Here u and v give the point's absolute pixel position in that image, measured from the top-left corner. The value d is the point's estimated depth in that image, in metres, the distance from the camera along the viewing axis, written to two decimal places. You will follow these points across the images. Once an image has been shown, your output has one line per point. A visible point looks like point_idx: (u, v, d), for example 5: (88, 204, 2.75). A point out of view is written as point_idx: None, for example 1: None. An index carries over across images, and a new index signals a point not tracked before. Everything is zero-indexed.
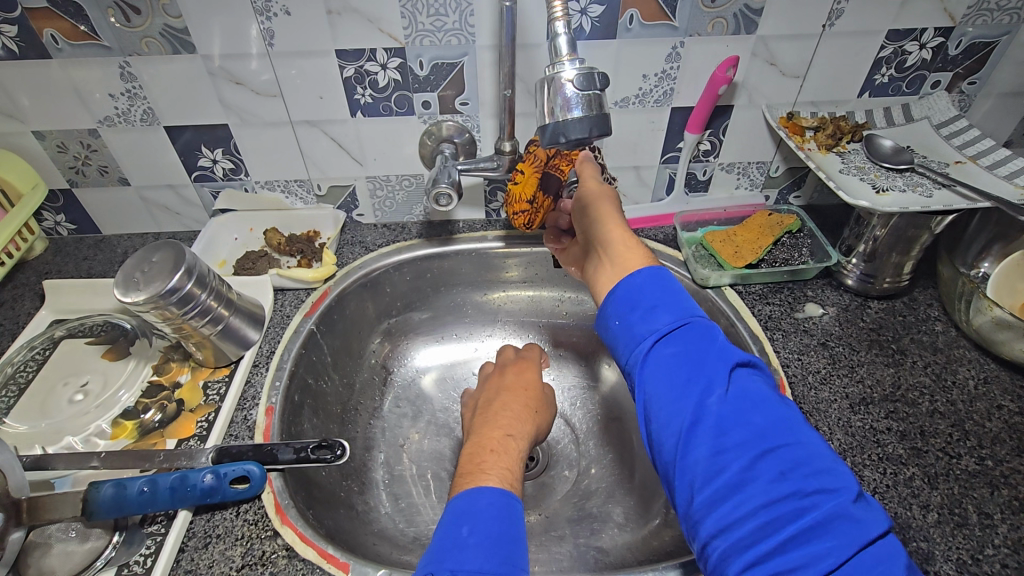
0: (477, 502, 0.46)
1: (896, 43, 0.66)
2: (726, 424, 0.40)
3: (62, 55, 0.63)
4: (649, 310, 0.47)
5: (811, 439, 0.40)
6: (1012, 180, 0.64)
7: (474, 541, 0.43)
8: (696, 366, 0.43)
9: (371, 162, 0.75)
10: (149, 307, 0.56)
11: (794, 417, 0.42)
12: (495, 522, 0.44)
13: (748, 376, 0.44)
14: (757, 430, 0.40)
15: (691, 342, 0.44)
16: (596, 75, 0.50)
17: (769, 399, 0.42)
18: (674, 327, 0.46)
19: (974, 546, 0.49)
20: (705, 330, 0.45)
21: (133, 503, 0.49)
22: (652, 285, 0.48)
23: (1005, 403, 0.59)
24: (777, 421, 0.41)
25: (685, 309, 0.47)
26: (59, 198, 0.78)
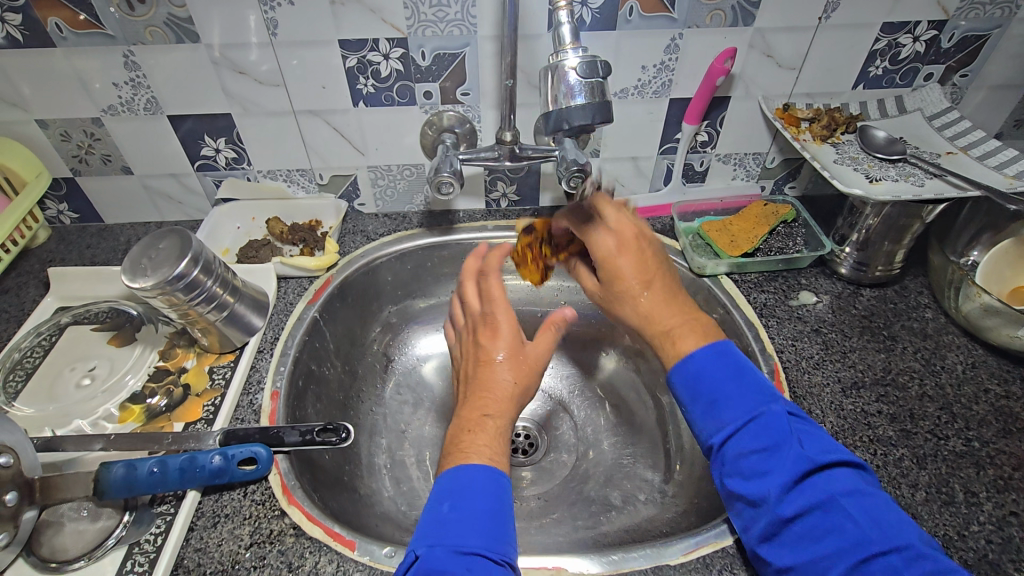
0: (462, 479, 0.47)
1: (890, 36, 0.67)
2: (817, 530, 0.41)
3: (66, 44, 0.64)
4: (715, 405, 0.49)
5: (907, 536, 0.40)
6: (1002, 170, 0.66)
7: (455, 517, 0.45)
8: (773, 466, 0.44)
9: (372, 151, 0.76)
10: (157, 293, 0.56)
11: (887, 513, 0.42)
12: (483, 498, 0.46)
13: (832, 471, 0.44)
14: (852, 537, 0.40)
15: (763, 438, 0.46)
16: (598, 63, 0.51)
17: (859, 497, 0.42)
18: (746, 422, 0.47)
19: (960, 522, 0.51)
20: (775, 421, 0.47)
21: (143, 484, 0.50)
22: (715, 372, 0.50)
23: (992, 387, 0.61)
24: (872, 524, 0.41)
25: (754, 399, 0.48)
26: (63, 186, 0.79)
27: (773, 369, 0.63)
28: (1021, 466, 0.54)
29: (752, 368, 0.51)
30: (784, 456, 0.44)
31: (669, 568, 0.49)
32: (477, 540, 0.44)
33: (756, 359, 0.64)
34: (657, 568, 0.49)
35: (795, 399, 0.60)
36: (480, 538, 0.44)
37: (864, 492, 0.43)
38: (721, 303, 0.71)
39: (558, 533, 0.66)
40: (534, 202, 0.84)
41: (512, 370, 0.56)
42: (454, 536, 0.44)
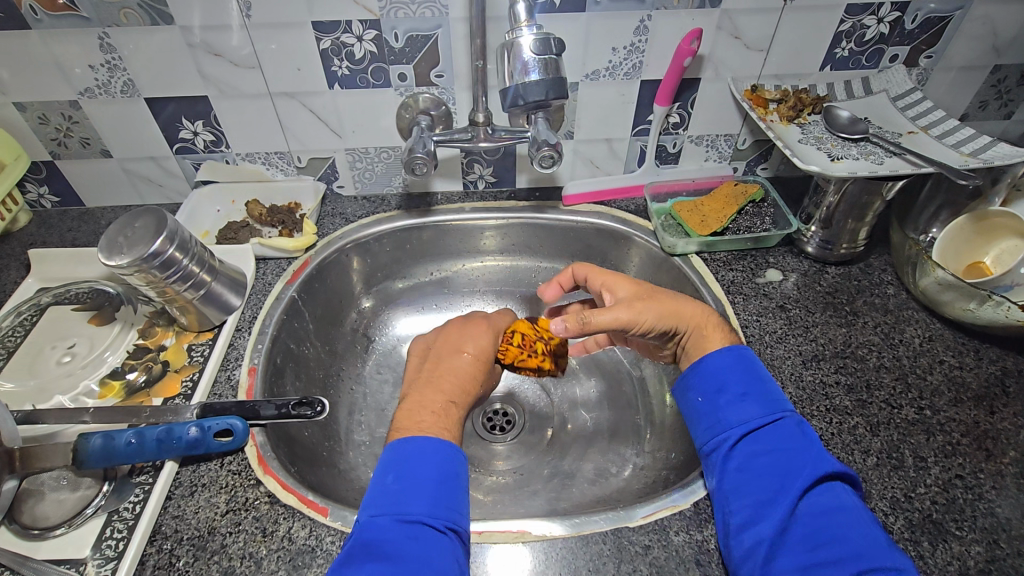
0: (404, 450, 0.49)
1: (855, 18, 0.68)
2: (818, 536, 0.43)
3: (41, 26, 0.64)
4: (739, 403, 0.52)
5: (904, 559, 0.42)
6: (959, 148, 0.68)
7: (395, 484, 0.47)
8: (786, 469, 0.47)
9: (350, 134, 0.77)
10: (133, 270, 0.58)
11: (886, 537, 0.43)
12: (428, 469, 0.48)
13: (842, 486, 0.47)
14: (850, 547, 0.42)
15: (782, 443, 0.49)
16: (551, 41, 0.57)
17: (862, 516, 0.44)
18: (765, 425, 0.51)
19: (907, 485, 0.53)
20: (792, 430, 0.50)
21: (121, 454, 0.51)
22: (737, 374, 0.54)
23: (947, 358, 0.63)
24: (872, 541, 0.42)
25: (776, 407, 0.52)
26: (42, 169, 0.79)
27: None
28: (968, 432, 0.57)
29: (776, 385, 0.55)
30: (799, 462, 0.48)
31: (630, 530, 0.51)
32: (418, 508, 0.46)
33: None
34: (618, 529, 0.52)
35: None
36: (421, 505, 0.46)
37: (867, 513, 0.45)
38: (691, 281, 0.73)
39: (531, 504, 0.68)
40: (511, 184, 0.85)
41: (473, 355, 0.62)
42: (396, 504, 0.46)
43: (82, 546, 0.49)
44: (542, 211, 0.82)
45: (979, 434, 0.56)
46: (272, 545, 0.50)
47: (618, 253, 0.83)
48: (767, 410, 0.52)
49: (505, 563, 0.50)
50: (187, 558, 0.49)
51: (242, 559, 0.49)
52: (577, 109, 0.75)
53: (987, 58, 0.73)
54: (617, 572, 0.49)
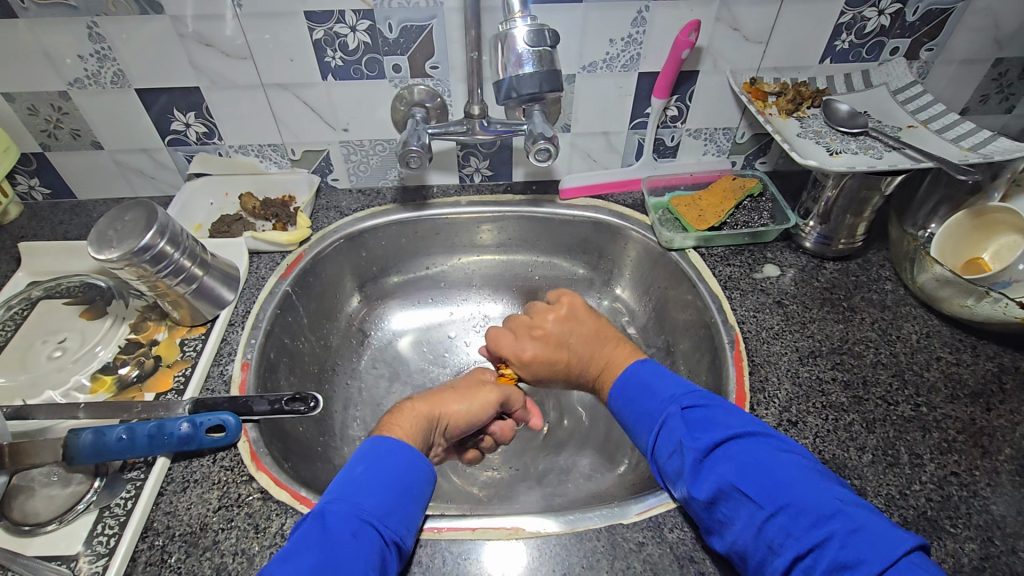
0: (378, 446, 0.50)
1: (856, 9, 0.67)
2: (727, 514, 0.44)
3: (28, 15, 0.63)
4: (633, 423, 0.54)
5: (795, 493, 0.42)
6: (959, 143, 0.67)
7: (362, 480, 0.47)
8: (679, 466, 0.48)
9: (344, 126, 0.76)
10: (123, 264, 0.57)
11: (776, 478, 0.43)
12: (394, 470, 0.48)
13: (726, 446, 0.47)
14: (751, 509, 0.43)
15: (668, 440, 0.50)
16: (545, 32, 0.56)
17: (748, 470, 0.44)
18: (654, 431, 0.52)
19: (902, 482, 0.53)
20: (673, 421, 0.50)
21: (112, 450, 0.51)
22: (622, 384, 0.56)
23: (944, 355, 0.63)
24: (763, 489, 0.43)
25: (656, 408, 0.53)
26: (33, 161, 0.78)
27: (733, 339, 0.65)
28: (964, 429, 0.56)
29: (661, 378, 0.55)
30: (684, 453, 0.48)
31: (624, 527, 0.51)
32: (373, 506, 0.45)
33: (718, 329, 0.66)
34: (612, 526, 0.51)
35: (753, 367, 0.62)
36: (374, 504, 0.46)
37: (759, 456, 0.45)
38: (687, 276, 0.73)
39: (527, 500, 0.68)
40: (508, 177, 0.84)
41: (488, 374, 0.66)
42: (355, 496, 0.46)
43: (73, 542, 0.49)
44: (538, 205, 0.82)
45: (975, 431, 0.56)
46: (264, 541, 0.50)
47: (615, 248, 0.82)
48: (651, 414, 0.53)
49: (499, 560, 0.50)
50: (179, 554, 0.49)
51: (234, 556, 0.49)
52: (574, 102, 0.74)
53: (988, 51, 0.72)
54: (611, 569, 0.49)
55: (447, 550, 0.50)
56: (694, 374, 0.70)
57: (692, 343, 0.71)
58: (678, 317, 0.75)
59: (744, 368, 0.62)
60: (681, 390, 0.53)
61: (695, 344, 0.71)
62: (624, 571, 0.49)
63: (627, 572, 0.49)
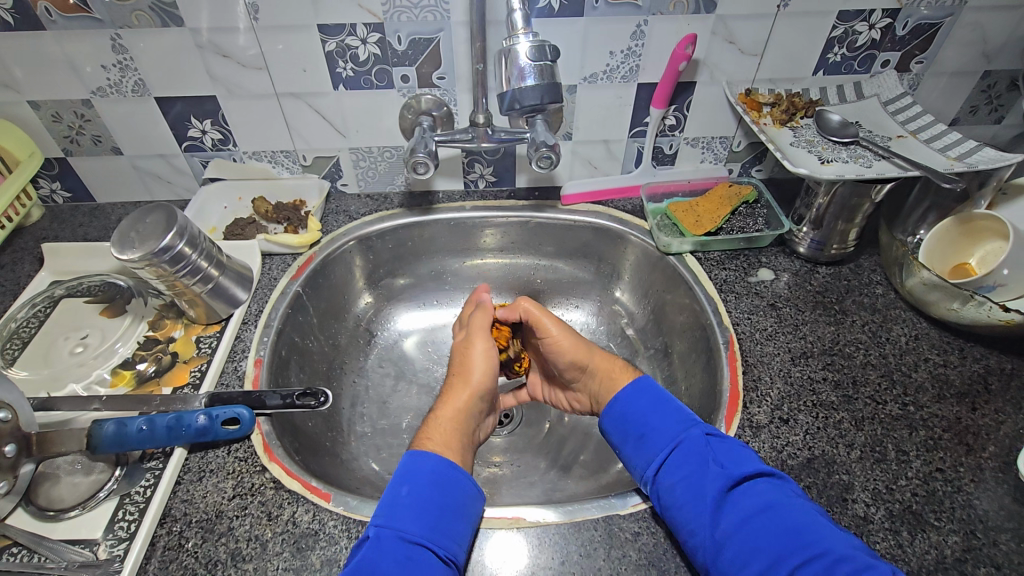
0: (417, 465, 0.52)
1: (847, 24, 0.70)
2: (743, 552, 0.45)
3: (55, 27, 0.66)
4: (643, 443, 0.55)
5: (827, 538, 0.44)
6: (946, 152, 0.69)
7: (407, 503, 0.49)
8: (696, 494, 0.49)
9: (354, 133, 0.79)
10: (144, 264, 0.60)
11: (805, 521, 0.45)
12: (433, 490, 0.50)
13: (749, 487, 0.48)
14: (775, 552, 0.44)
15: (687, 465, 0.51)
16: (546, 48, 0.59)
17: (776, 510, 0.46)
18: (670, 453, 0.52)
19: (889, 477, 0.55)
20: (695, 447, 0.52)
21: (132, 440, 0.53)
22: (637, 410, 0.57)
23: (931, 356, 0.65)
24: (792, 535, 0.44)
25: (676, 431, 0.54)
26: (55, 165, 0.82)
27: (728, 339, 0.67)
28: (950, 428, 0.58)
29: (676, 404, 0.57)
30: (704, 487, 0.49)
31: (620, 518, 0.54)
32: (419, 528, 0.48)
33: (713, 330, 0.69)
34: (609, 517, 0.54)
35: (746, 367, 0.64)
36: (419, 525, 0.48)
37: (785, 499, 0.47)
38: (684, 280, 0.75)
39: (527, 495, 0.70)
40: (511, 183, 0.87)
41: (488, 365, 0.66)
42: (401, 521, 0.48)
43: (95, 527, 0.51)
44: (541, 210, 0.84)
45: (961, 430, 0.58)
46: (277, 528, 0.52)
47: (615, 252, 0.85)
48: (668, 437, 0.54)
49: (500, 548, 0.52)
50: (196, 539, 0.51)
51: (248, 541, 0.51)
52: (575, 111, 0.77)
53: (977, 64, 0.75)
54: (608, 557, 0.51)
55: None
56: (690, 375, 0.72)
57: (688, 344, 0.74)
58: (675, 319, 0.77)
59: (737, 367, 0.64)
60: (702, 426, 0.54)
61: (691, 345, 0.73)
62: (621, 559, 0.51)
63: (623, 560, 0.51)
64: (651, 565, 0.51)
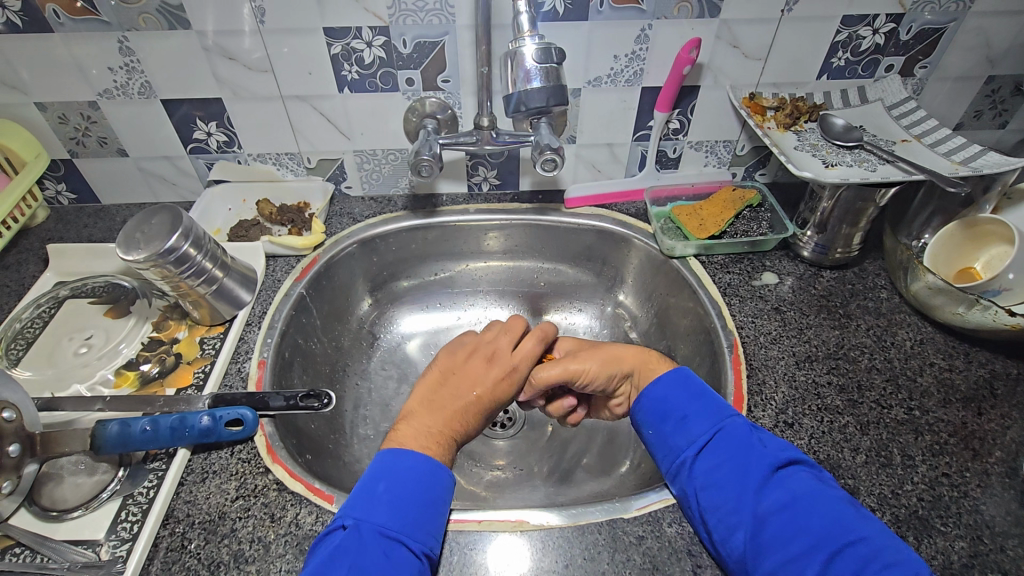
0: (396, 460, 0.51)
1: (851, 28, 0.70)
2: (786, 533, 0.44)
3: (63, 29, 0.67)
4: (684, 424, 0.53)
5: (870, 528, 0.44)
6: (950, 156, 0.69)
7: (384, 498, 0.48)
8: (741, 475, 0.48)
9: (358, 136, 0.79)
10: (149, 265, 0.60)
11: (849, 511, 0.45)
12: (412, 486, 0.50)
13: (792, 473, 0.48)
14: (818, 534, 0.44)
15: (731, 448, 0.50)
16: (552, 50, 0.59)
17: (821, 496, 0.46)
18: (712, 436, 0.52)
19: (894, 482, 0.55)
20: (738, 432, 0.51)
21: (136, 440, 0.53)
22: (677, 392, 0.56)
23: (936, 361, 0.65)
24: (837, 521, 0.44)
25: (717, 417, 0.53)
26: (61, 167, 0.82)
27: (732, 343, 0.67)
28: (956, 432, 0.58)
29: (714, 393, 0.56)
30: (749, 469, 0.49)
31: (624, 521, 0.53)
32: (395, 522, 0.47)
33: (717, 334, 0.68)
34: (614, 520, 0.53)
35: (751, 370, 0.64)
36: (394, 519, 0.47)
37: (826, 488, 0.47)
38: (688, 283, 0.75)
39: (530, 498, 0.70)
40: (515, 186, 0.87)
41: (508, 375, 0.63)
42: (376, 514, 0.47)
43: (97, 528, 0.51)
44: (544, 213, 0.84)
45: (967, 435, 0.58)
46: (280, 530, 0.52)
47: (618, 255, 0.85)
48: (709, 421, 0.53)
49: (504, 551, 0.52)
50: (198, 540, 0.51)
51: (251, 543, 0.51)
52: (579, 115, 0.77)
53: (981, 69, 0.75)
54: (612, 561, 0.51)
55: (454, 540, 0.52)
56: None
57: (693, 348, 0.74)
58: (679, 323, 0.77)
59: (742, 370, 0.64)
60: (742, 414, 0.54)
61: (695, 349, 0.73)
62: (625, 563, 0.51)
63: (628, 564, 0.51)
64: (656, 569, 0.50)
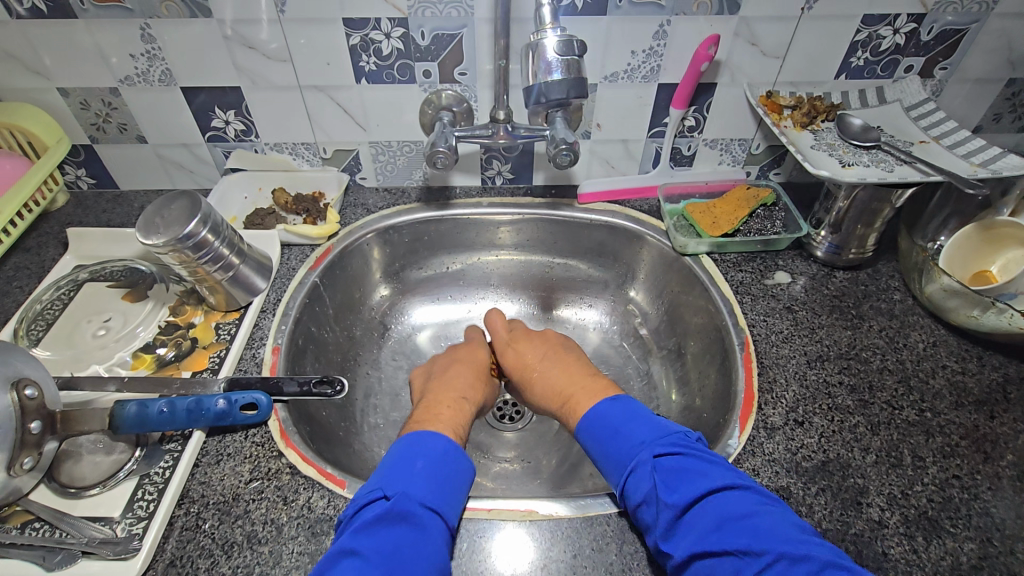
0: (428, 440, 0.54)
1: (870, 28, 0.70)
2: (704, 569, 0.44)
3: (87, 16, 0.68)
4: (608, 461, 0.55)
5: (778, 546, 0.42)
6: (970, 159, 0.69)
7: (414, 471, 0.50)
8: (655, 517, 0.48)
9: (374, 127, 0.80)
10: (168, 249, 0.61)
11: (757, 532, 0.44)
12: (451, 470, 0.52)
13: (704, 503, 0.47)
14: (731, 565, 0.43)
15: (643, 483, 0.50)
16: (575, 43, 0.59)
17: (734, 520, 0.45)
18: (628, 475, 0.52)
19: (904, 482, 0.55)
20: (647, 469, 0.51)
21: (153, 422, 0.54)
22: (598, 430, 0.57)
23: (950, 363, 0.64)
24: (743, 548, 0.43)
25: (630, 454, 0.53)
26: (81, 152, 0.83)
27: (743, 341, 0.67)
28: (967, 435, 0.58)
29: (634, 421, 0.56)
30: (660, 508, 0.48)
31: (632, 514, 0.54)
32: (433, 496, 0.49)
33: (728, 332, 0.69)
34: (622, 513, 0.54)
35: (761, 368, 0.64)
36: (447, 505, 0.50)
37: (740, 509, 0.46)
38: (700, 280, 0.75)
39: (538, 490, 0.70)
40: (528, 181, 0.88)
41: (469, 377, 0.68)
42: (412, 486, 0.49)
43: (114, 506, 0.52)
44: (557, 208, 0.85)
45: (978, 438, 0.58)
46: (292, 512, 0.53)
47: (631, 251, 0.85)
48: (624, 462, 0.53)
49: (512, 541, 0.52)
50: (213, 521, 0.52)
51: (264, 525, 0.52)
52: (595, 110, 0.77)
53: (1002, 71, 0.74)
54: (620, 552, 0.51)
55: (464, 528, 0.53)
56: (703, 376, 0.72)
57: (703, 346, 0.74)
58: (690, 321, 0.77)
59: (753, 368, 0.64)
60: (654, 441, 0.53)
61: (706, 347, 0.73)
62: (632, 554, 0.51)
63: (635, 555, 0.51)
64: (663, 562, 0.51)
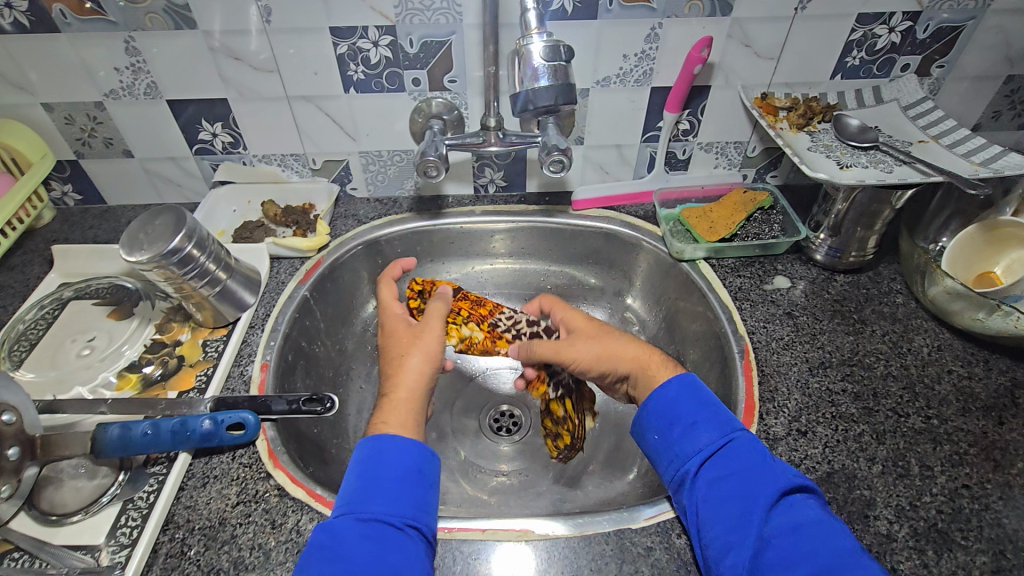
0: (387, 444, 0.52)
1: (866, 27, 0.69)
2: (789, 557, 0.43)
3: (70, 29, 0.66)
4: (693, 431, 0.52)
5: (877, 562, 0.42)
6: (970, 158, 0.68)
7: (355, 485, 0.49)
8: (749, 491, 0.47)
9: (364, 136, 0.79)
10: (152, 266, 0.59)
11: (855, 545, 0.43)
12: (418, 475, 0.51)
13: (803, 499, 0.47)
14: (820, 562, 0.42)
15: (738, 463, 0.49)
16: (561, 48, 0.58)
17: (826, 526, 0.44)
18: (722, 445, 0.51)
19: (912, 493, 0.53)
20: (748, 445, 0.50)
21: (137, 444, 0.53)
22: (688, 399, 0.55)
23: (955, 368, 0.63)
24: (841, 553, 0.42)
25: (729, 427, 0.52)
26: (66, 168, 0.82)
27: (743, 348, 0.65)
28: (976, 442, 0.56)
29: (725, 405, 0.55)
30: (759, 487, 0.47)
31: (632, 531, 0.52)
32: (397, 506, 0.48)
33: (728, 339, 0.67)
34: (621, 530, 0.52)
35: (762, 377, 0.63)
36: (417, 510, 0.49)
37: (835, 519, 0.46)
38: (698, 286, 0.74)
39: (537, 505, 0.69)
40: (522, 188, 0.86)
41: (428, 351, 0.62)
42: (372, 500, 0.48)
43: (96, 533, 0.50)
44: (552, 215, 0.83)
45: (988, 445, 0.56)
46: (280, 536, 0.51)
47: (627, 258, 0.83)
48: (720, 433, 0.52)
49: (507, 562, 0.50)
50: (198, 547, 0.50)
51: (251, 550, 0.50)
52: (587, 115, 0.76)
53: (1000, 68, 0.73)
54: (620, 571, 0.50)
55: (459, 549, 0.51)
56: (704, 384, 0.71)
57: (702, 353, 0.72)
58: (689, 327, 0.76)
59: (753, 377, 0.63)
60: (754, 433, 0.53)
61: (705, 354, 0.71)
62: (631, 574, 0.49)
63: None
64: None
